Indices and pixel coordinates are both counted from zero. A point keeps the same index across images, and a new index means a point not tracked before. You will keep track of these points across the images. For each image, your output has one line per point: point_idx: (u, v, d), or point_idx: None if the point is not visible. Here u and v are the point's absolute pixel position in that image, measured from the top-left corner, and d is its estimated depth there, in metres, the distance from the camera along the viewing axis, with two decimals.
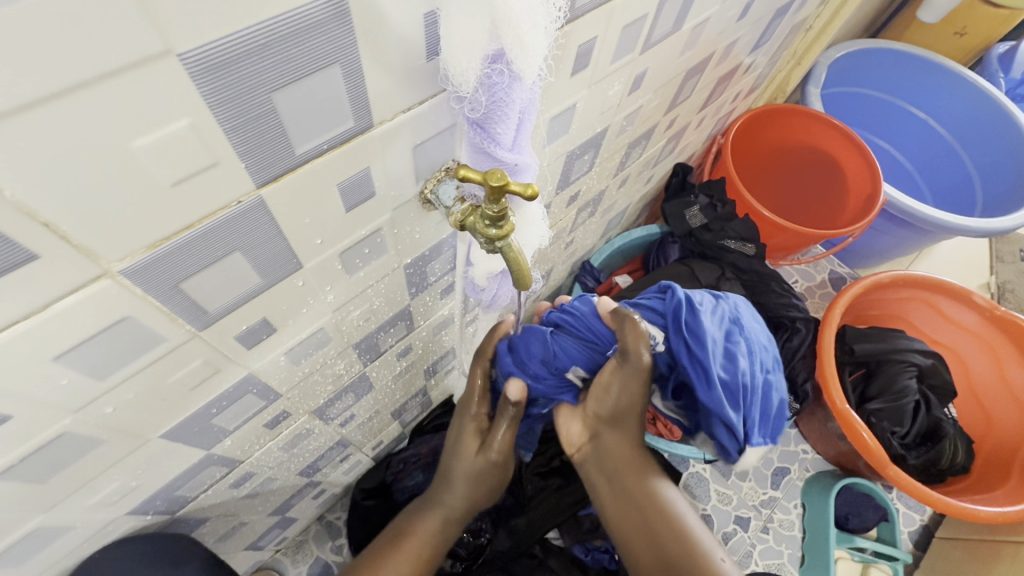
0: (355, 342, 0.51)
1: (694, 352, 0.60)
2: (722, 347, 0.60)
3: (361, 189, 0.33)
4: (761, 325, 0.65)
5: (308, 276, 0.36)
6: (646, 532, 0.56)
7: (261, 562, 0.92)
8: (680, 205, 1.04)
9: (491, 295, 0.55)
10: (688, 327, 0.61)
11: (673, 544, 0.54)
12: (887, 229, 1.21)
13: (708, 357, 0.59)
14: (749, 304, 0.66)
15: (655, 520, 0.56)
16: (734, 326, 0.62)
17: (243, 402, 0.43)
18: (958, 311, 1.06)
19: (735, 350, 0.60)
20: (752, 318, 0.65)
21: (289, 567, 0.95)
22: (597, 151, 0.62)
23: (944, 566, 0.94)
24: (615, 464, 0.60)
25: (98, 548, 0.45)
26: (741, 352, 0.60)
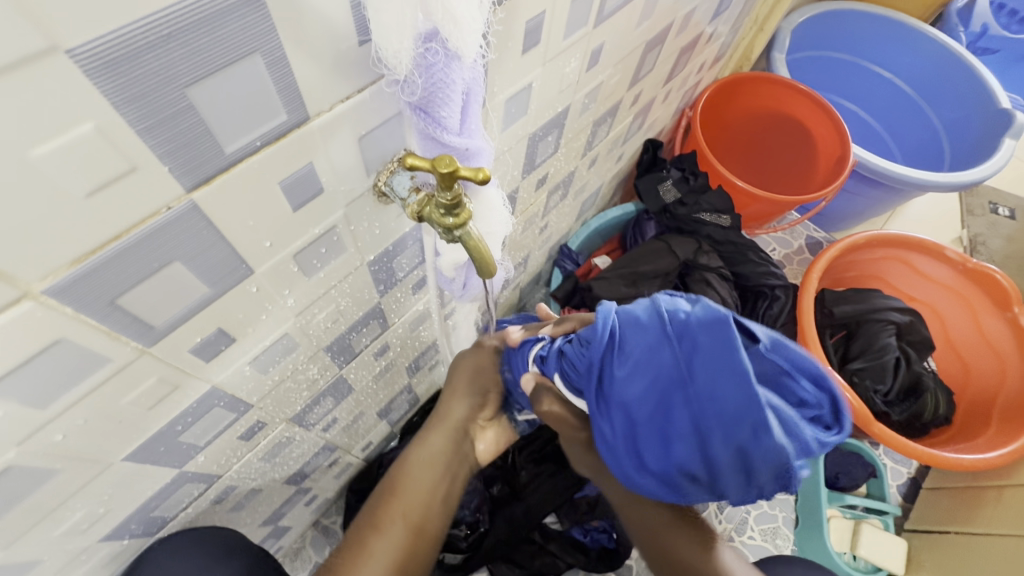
0: (326, 345, 0.50)
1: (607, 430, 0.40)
2: (663, 426, 0.37)
3: (307, 186, 0.32)
4: (739, 368, 0.34)
5: (262, 281, 0.35)
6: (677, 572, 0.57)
7: None
8: (652, 180, 1.03)
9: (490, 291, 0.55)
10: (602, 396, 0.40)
11: None
12: (859, 191, 1.22)
13: (635, 440, 0.39)
14: (713, 333, 0.35)
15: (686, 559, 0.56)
16: (689, 406, 0.35)
17: (211, 417, 0.42)
18: (932, 266, 1.07)
19: (686, 432, 0.36)
20: (722, 366, 0.34)
21: None
22: (561, 131, 0.61)
23: (932, 518, 0.97)
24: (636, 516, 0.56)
25: None
26: (689, 433, 0.36)
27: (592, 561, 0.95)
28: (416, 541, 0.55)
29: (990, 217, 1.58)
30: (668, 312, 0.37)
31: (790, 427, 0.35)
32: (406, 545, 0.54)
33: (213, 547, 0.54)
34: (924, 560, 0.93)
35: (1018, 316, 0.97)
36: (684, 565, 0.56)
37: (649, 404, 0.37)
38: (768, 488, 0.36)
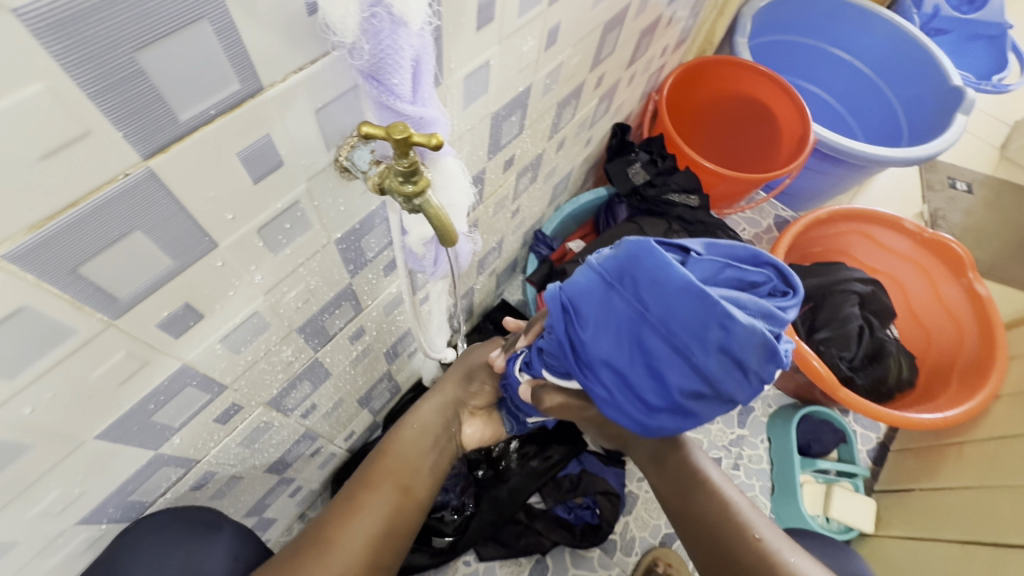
0: (298, 325, 0.51)
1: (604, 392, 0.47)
2: (647, 359, 0.44)
3: (266, 158, 0.33)
4: (675, 278, 0.41)
5: (227, 255, 0.36)
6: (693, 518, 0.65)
7: None
8: (622, 163, 1.05)
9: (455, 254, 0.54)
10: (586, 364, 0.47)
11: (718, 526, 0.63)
12: (822, 169, 1.26)
13: (631, 380, 0.45)
14: (643, 261, 0.42)
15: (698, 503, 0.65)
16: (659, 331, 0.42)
17: (185, 397, 0.42)
18: (892, 238, 1.11)
19: (664, 354, 0.42)
20: (662, 284, 0.41)
21: None
22: (525, 112, 0.63)
23: (899, 478, 1.01)
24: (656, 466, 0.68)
25: (50, 563, 0.44)
26: (668, 353, 0.42)
27: (577, 538, 0.97)
28: (404, 503, 0.61)
29: (949, 192, 1.64)
30: (600, 264, 0.46)
31: (748, 303, 0.41)
32: (394, 507, 0.59)
33: (196, 532, 0.55)
34: (892, 517, 0.96)
35: (972, 281, 1.02)
36: (698, 513, 0.65)
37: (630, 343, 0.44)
38: (763, 371, 0.41)
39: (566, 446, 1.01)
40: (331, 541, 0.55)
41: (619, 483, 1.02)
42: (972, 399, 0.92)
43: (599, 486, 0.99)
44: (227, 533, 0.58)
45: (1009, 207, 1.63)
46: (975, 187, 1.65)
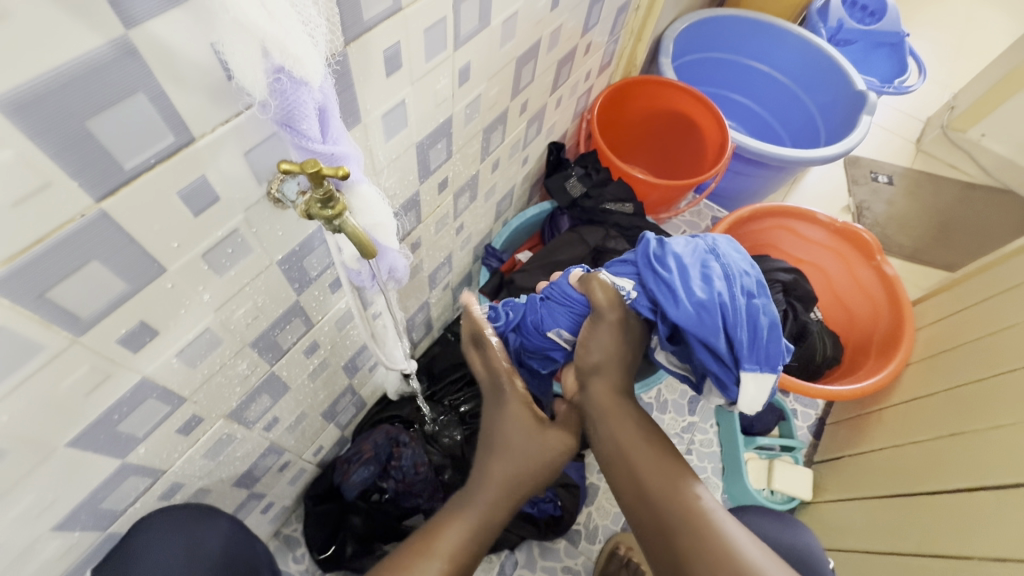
0: (251, 340, 0.57)
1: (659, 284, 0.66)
2: (705, 274, 0.65)
3: (203, 195, 0.39)
4: (742, 256, 0.67)
5: (176, 278, 0.42)
6: (632, 477, 0.62)
7: None
8: (560, 178, 1.14)
9: (388, 265, 0.61)
10: (658, 265, 0.68)
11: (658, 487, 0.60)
12: (748, 172, 1.37)
13: (680, 280, 0.65)
14: (730, 243, 0.70)
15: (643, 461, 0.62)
16: (728, 271, 0.65)
17: (147, 408, 0.48)
18: (811, 230, 1.22)
19: (718, 278, 0.64)
20: (735, 257, 0.68)
21: None
22: (450, 139, 0.71)
23: (833, 448, 1.10)
24: (608, 415, 0.66)
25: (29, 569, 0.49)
26: (718, 276, 0.64)
27: (542, 530, 1.03)
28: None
29: (872, 185, 1.78)
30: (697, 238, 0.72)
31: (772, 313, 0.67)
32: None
33: (166, 538, 0.59)
34: (828, 484, 1.05)
35: (881, 263, 1.13)
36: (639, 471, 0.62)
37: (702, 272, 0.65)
38: (766, 344, 0.63)
39: None
40: None
41: (579, 475, 1.08)
42: (886, 369, 1.02)
43: (560, 480, 1.04)
44: (197, 541, 0.63)
45: (927, 196, 1.78)
46: (896, 179, 1.79)
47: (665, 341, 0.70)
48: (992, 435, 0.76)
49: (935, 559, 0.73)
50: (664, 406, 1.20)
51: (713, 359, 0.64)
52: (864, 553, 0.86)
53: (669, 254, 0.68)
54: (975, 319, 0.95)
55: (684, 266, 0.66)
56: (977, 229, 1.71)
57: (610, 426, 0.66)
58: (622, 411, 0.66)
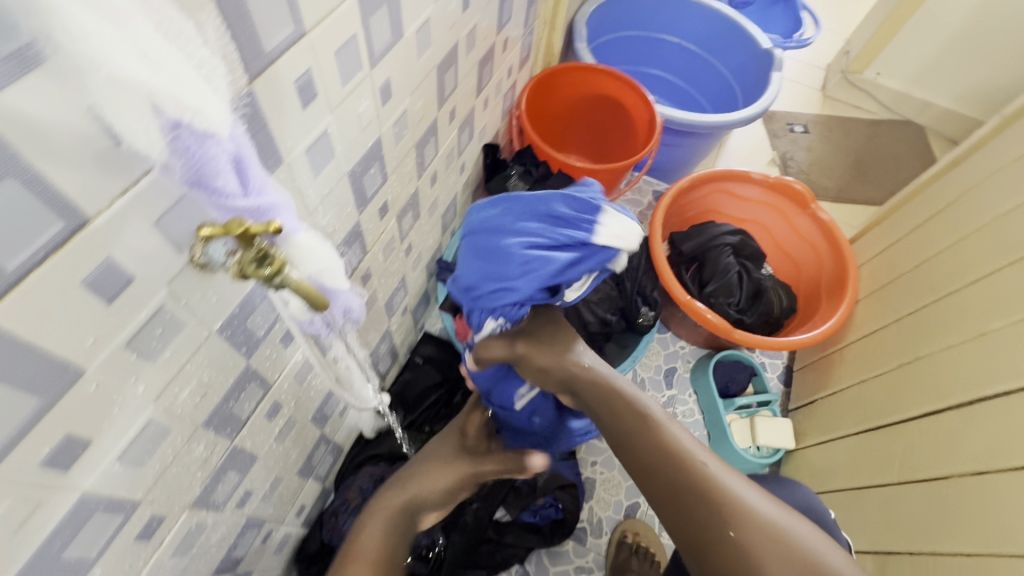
0: (204, 420, 0.51)
1: (492, 299, 0.65)
2: (489, 251, 0.62)
3: (113, 279, 0.34)
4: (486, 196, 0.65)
5: (99, 377, 0.36)
6: (633, 452, 0.71)
7: None
8: (500, 180, 1.11)
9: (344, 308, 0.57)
10: (471, 291, 0.67)
11: (653, 461, 0.68)
12: (679, 143, 1.40)
13: (492, 276, 0.63)
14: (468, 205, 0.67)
15: (638, 441, 0.71)
16: (487, 227, 0.62)
17: (94, 525, 0.42)
18: (746, 189, 1.26)
19: (493, 237, 0.62)
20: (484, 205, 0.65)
21: None
22: (383, 162, 0.67)
23: (803, 393, 1.15)
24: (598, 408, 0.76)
25: None
26: (496, 234, 0.61)
27: (548, 537, 1.01)
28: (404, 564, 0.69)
29: (790, 136, 1.87)
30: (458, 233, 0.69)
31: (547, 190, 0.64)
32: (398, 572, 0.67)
33: None
34: (805, 429, 1.09)
35: (816, 211, 1.19)
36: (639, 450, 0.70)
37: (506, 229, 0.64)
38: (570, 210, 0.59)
39: None
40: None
41: (574, 473, 1.07)
42: (839, 311, 1.07)
43: (557, 483, 1.03)
44: None
45: (840, 138, 1.89)
46: (810, 127, 1.89)
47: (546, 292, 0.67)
48: (948, 355, 0.82)
49: (919, 484, 0.77)
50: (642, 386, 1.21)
51: (576, 265, 0.60)
52: (853, 490, 0.89)
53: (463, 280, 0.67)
54: (910, 249, 1.01)
55: (481, 261, 0.63)
56: (888, 162, 1.83)
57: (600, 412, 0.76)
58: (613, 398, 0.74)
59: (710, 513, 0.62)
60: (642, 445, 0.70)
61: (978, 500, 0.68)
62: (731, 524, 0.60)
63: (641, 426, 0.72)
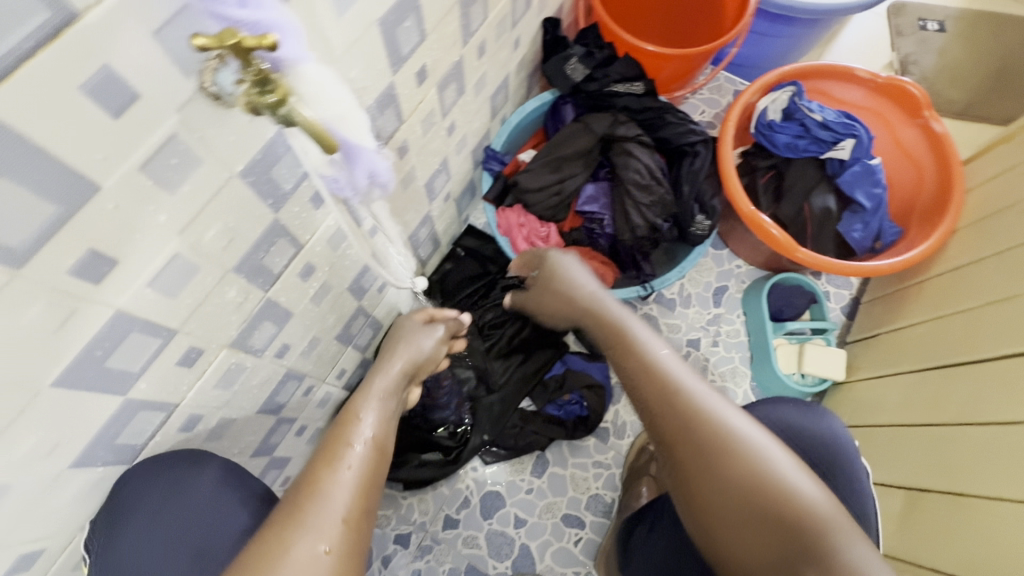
0: (234, 266, 0.53)
1: (804, 145, 1.00)
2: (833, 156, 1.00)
3: (115, 90, 0.33)
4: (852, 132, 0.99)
5: (116, 197, 0.37)
6: (625, 377, 0.64)
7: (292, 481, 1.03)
8: (559, 61, 1.00)
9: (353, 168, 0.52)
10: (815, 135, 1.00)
11: (649, 394, 0.59)
12: (775, 32, 1.19)
13: (801, 141, 1.00)
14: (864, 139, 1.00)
15: (626, 368, 0.63)
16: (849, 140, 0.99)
17: (133, 342, 0.46)
18: (845, 90, 1.08)
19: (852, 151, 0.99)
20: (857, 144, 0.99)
21: None
22: (420, 15, 0.60)
23: (868, 326, 1.05)
24: (613, 342, 0.68)
25: (71, 494, 0.50)
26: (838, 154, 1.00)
27: (571, 431, 1.06)
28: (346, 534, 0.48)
29: (919, 34, 1.56)
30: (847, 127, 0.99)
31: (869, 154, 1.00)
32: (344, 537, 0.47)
33: (170, 493, 0.60)
34: (859, 362, 1.02)
35: (929, 120, 1.00)
36: (629, 378, 0.63)
37: (815, 106, 1.01)
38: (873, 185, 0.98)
39: (550, 350, 1.08)
40: (318, 482, 0.50)
41: (603, 375, 1.08)
42: (926, 241, 0.94)
43: (584, 382, 1.06)
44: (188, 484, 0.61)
45: (983, 40, 1.55)
46: (947, 24, 1.56)
47: (811, 132, 1.00)
48: None
49: (982, 428, 0.70)
50: (687, 301, 1.17)
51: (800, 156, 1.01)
52: (900, 427, 0.85)
53: (822, 141, 1.00)
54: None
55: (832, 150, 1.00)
56: None
57: (614, 352, 0.67)
58: (617, 331, 0.69)
59: (699, 451, 0.54)
60: (631, 369, 0.63)
61: (999, 446, 0.67)
62: (714, 454, 0.53)
63: (645, 371, 0.61)
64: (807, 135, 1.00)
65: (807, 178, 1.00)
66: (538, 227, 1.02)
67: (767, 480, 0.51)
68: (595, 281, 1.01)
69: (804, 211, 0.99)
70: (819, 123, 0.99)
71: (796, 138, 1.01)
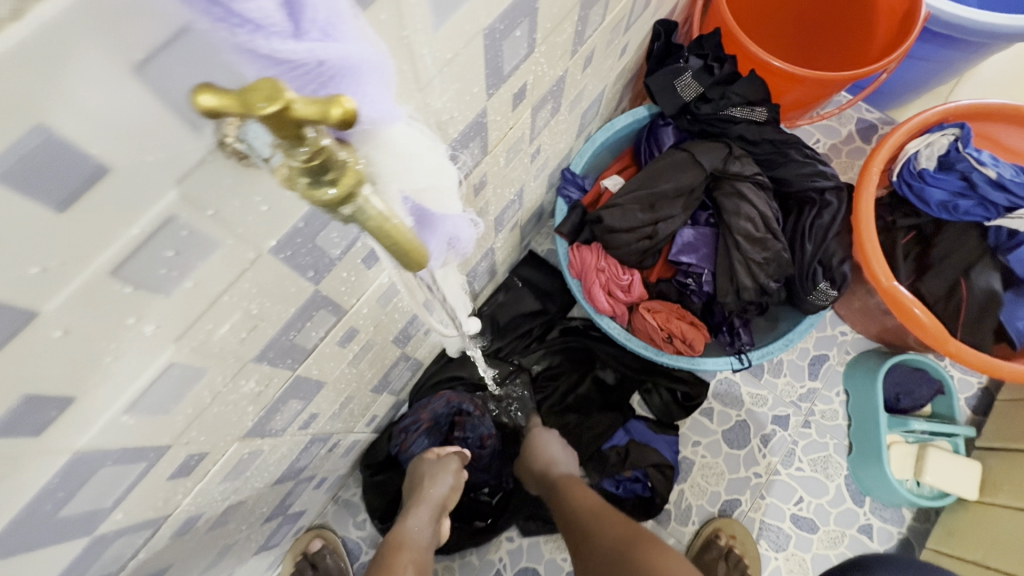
0: (255, 355, 0.39)
1: (966, 206, 0.81)
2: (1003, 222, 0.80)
3: (61, 163, 0.18)
4: None
5: (69, 319, 0.23)
6: (581, 538, 0.68)
7: (308, 525, 0.91)
8: (668, 75, 0.82)
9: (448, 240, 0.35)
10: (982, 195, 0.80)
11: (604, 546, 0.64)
12: (929, 55, 0.97)
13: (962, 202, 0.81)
14: None
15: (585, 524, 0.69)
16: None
17: (105, 476, 0.32)
18: (1022, 139, 0.86)
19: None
20: None
21: (339, 525, 0.93)
22: (534, 20, 0.44)
23: (1009, 433, 0.86)
24: (568, 498, 0.74)
25: None
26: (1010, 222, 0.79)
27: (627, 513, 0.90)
28: None
29: None
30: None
31: None
32: None
33: None
34: (998, 481, 0.83)
35: None
36: (590, 539, 0.67)
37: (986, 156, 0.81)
38: None
39: (613, 413, 0.93)
40: None
41: (672, 452, 0.92)
42: None
43: (649, 459, 0.89)
44: None
45: None
46: None
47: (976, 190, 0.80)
48: None
49: None
50: (778, 369, 0.98)
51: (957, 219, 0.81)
52: None
53: (989, 204, 0.80)
54: None
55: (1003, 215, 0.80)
56: None
57: (565, 513, 0.73)
58: (576, 492, 0.74)
59: None
60: (588, 526, 0.68)
61: None
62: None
63: (594, 532, 0.67)
64: (972, 194, 0.80)
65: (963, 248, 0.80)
66: (620, 274, 0.84)
67: (649, 574, 0.58)
68: (682, 348, 0.84)
69: (961, 289, 0.80)
70: (989, 181, 0.79)
71: (955, 197, 0.81)
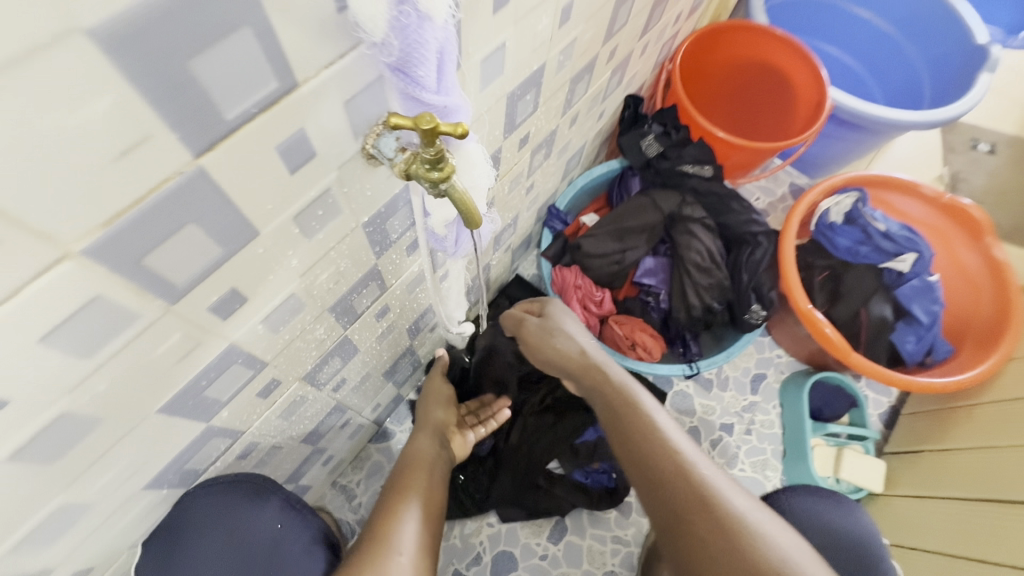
0: (330, 306, 0.54)
1: (865, 251, 1.02)
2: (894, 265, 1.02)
3: (302, 149, 0.34)
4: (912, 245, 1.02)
5: (266, 243, 0.38)
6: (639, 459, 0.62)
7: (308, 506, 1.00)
8: (635, 136, 1.04)
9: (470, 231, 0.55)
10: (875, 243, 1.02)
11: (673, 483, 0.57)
12: (840, 135, 1.22)
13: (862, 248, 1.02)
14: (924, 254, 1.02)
15: (648, 449, 0.61)
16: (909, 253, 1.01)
17: (231, 373, 0.46)
18: (908, 204, 1.10)
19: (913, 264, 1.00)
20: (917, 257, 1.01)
21: (335, 507, 1.03)
22: (539, 90, 0.63)
23: (909, 440, 1.03)
24: (624, 419, 0.66)
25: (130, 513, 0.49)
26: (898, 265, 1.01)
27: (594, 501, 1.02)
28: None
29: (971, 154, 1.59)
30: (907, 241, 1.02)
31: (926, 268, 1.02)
32: None
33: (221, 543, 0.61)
34: (902, 478, 1.00)
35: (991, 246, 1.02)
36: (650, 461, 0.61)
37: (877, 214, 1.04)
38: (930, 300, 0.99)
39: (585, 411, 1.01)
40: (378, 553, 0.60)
41: None
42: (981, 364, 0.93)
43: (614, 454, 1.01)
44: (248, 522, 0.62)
45: None
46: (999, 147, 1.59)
47: (871, 239, 1.02)
48: None
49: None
50: (725, 384, 1.16)
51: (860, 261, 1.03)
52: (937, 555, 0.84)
53: (881, 250, 1.02)
54: None
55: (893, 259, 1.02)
56: None
57: (619, 423, 0.67)
58: (631, 411, 0.67)
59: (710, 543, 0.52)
60: (652, 452, 0.61)
61: None
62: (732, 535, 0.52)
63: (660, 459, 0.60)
64: (868, 242, 1.02)
65: (864, 283, 1.00)
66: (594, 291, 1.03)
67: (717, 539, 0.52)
68: (642, 354, 1.01)
69: (861, 317, 1.00)
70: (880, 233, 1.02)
71: (857, 244, 1.03)
